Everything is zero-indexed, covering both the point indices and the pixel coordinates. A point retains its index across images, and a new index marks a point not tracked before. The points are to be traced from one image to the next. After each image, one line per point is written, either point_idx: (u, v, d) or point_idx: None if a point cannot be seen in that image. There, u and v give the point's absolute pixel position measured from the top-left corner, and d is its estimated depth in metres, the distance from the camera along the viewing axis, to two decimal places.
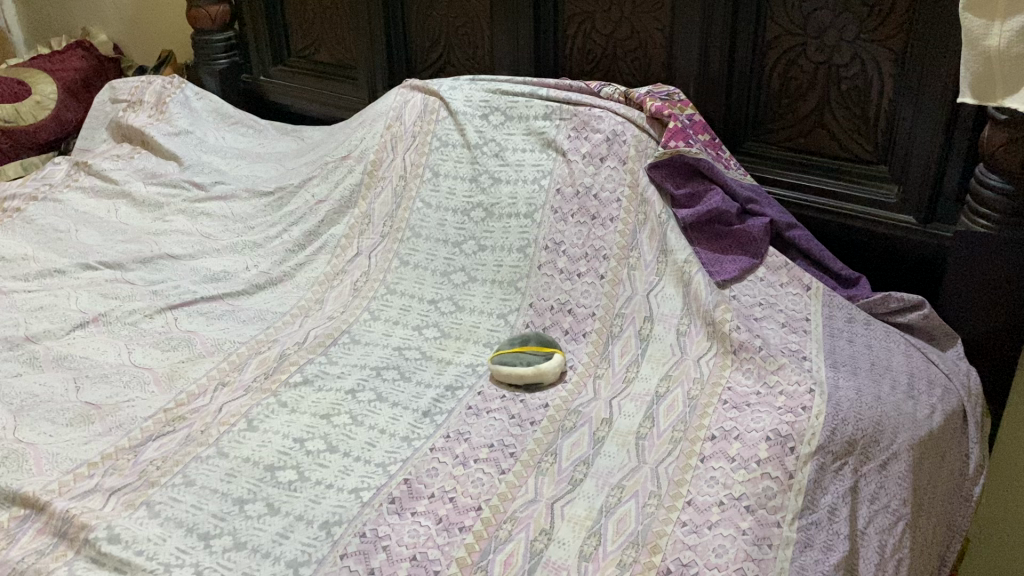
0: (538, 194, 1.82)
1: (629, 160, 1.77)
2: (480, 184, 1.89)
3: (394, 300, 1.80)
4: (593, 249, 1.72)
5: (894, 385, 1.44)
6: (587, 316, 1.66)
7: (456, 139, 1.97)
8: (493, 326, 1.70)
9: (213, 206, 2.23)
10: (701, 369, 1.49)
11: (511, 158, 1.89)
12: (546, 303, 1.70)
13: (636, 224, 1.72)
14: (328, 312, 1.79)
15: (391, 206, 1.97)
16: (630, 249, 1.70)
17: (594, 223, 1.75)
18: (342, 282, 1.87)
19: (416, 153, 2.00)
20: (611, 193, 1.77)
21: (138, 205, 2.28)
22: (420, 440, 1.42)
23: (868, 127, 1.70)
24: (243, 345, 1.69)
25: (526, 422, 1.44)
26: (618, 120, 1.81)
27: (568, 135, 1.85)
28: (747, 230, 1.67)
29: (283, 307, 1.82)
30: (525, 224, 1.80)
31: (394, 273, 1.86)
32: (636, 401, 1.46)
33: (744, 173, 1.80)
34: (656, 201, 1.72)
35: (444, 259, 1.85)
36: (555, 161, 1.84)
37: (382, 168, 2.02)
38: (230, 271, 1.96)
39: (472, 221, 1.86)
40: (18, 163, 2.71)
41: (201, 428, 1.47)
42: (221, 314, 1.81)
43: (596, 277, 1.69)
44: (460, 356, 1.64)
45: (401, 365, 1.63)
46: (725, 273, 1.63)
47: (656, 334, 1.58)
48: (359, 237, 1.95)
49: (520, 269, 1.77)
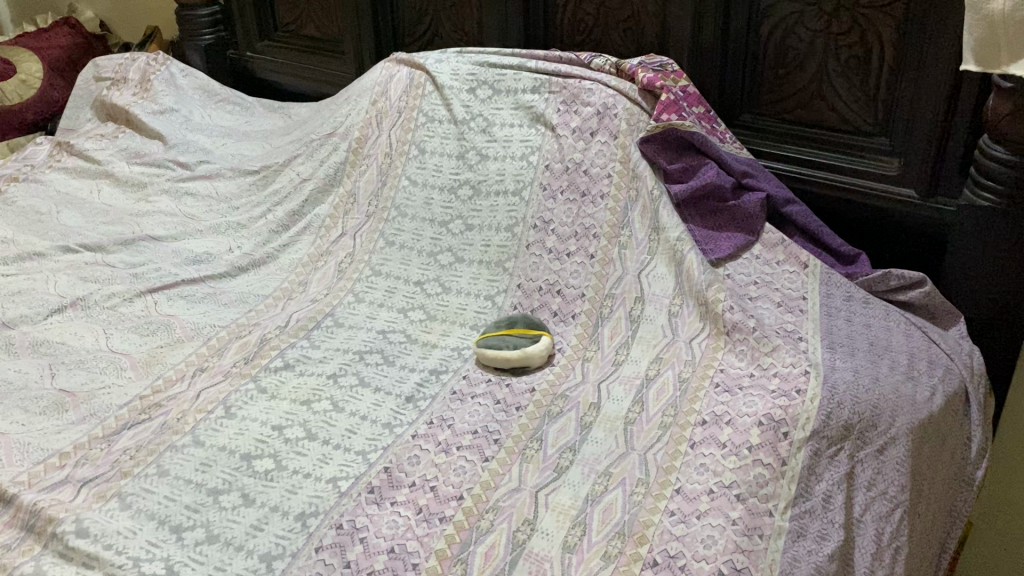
0: (527, 171, 1.76)
1: (620, 135, 1.71)
2: (468, 161, 1.84)
3: (379, 282, 1.75)
4: (583, 228, 1.67)
5: (893, 366, 1.38)
6: (576, 297, 1.61)
7: (442, 115, 1.91)
8: (480, 308, 1.66)
9: (197, 185, 2.18)
10: (692, 351, 1.44)
11: (500, 133, 1.83)
12: (534, 284, 1.65)
13: (627, 200, 1.67)
14: (311, 294, 1.75)
15: (377, 184, 1.91)
16: (621, 227, 1.65)
17: (584, 200, 1.69)
18: (326, 263, 1.82)
19: (402, 129, 1.94)
20: (601, 169, 1.71)
21: (121, 185, 2.23)
22: (402, 426, 1.37)
23: (868, 98, 1.64)
24: (223, 329, 1.65)
25: (511, 407, 1.40)
26: (609, 93, 1.75)
27: (558, 109, 1.79)
28: (742, 206, 1.62)
29: (267, 289, 1.77)
30: (513, 202, 1.75)
31: (380, 254, 1.81)
32: (625, 385, 1.41)
33: (739, 145, 1.74)
34: (648, 177, 1.66)
35: (430, 239, 1.80)
36: (544, 136, 1.78)
37: (368, 145, 1.97)
38: (213, 252, 1.92)
39: (459, 200, 1.81)
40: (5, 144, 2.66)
41: (177, 415, 1.42)
42: (202, 297, 1.76)
43: (586, 256, 1.64)
44: (445, 340, 1.60)
45: (384, 348, 1.58)
46: (720, 251, 1.58)
47: (647, 315, 1.53)
48: (345, 217, 1.90)
49: (508, 248, 1.71)
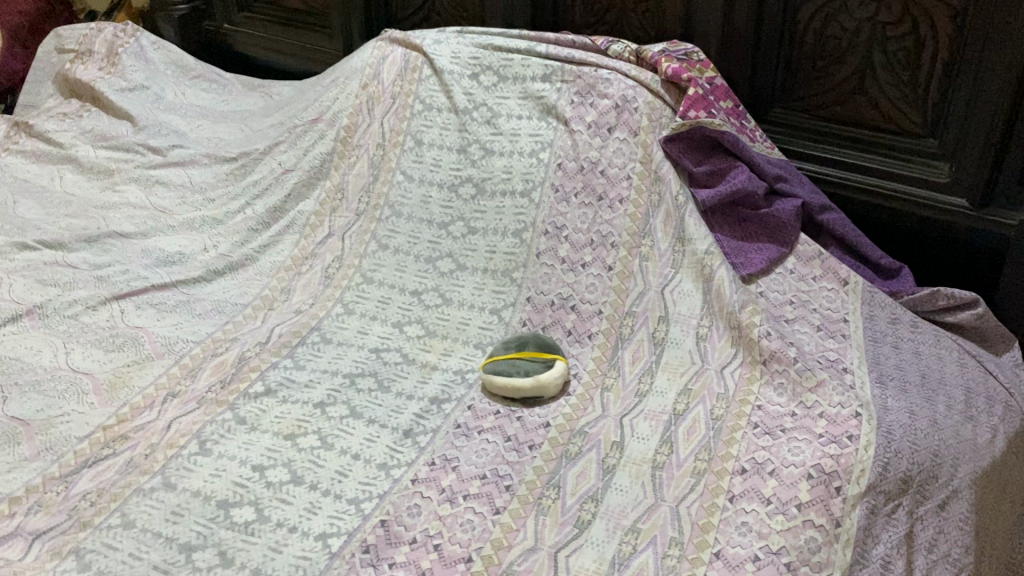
0: (536, 169, 1.59)
1: (641, 132, 1.55)
2: (470, 156, 1.66)
3: (372, 291, 1.58)
4: (599, 235, 1.51)
5: (950, 404, 1.24)
6: (593, 314, 1.45)
7: (441, 103, 1.73)
8: (484, 324, 1.50)
9: (170, 174, 1.99)
10: (725, 382, 1.29)
11: (506, 126, 1.65)
12: (545, 297, 1.49)
13: (648, 206, 1.50)
14: (295, 305, 1.58)
15: (368, 178, 1.73)
16: (642, 236, 1.48)
17: (600, 205, 1.53)
18: (313, 267, 1.65)
19: (397, 117, 1.76)
20: (620, 169, 1.54)
21: (86, 172, 2.03)
22: (401, 469, 1.22)
23: (916, 95, 1.48)
24: (197, 345, 1.48)
25: (523, 446, 1.25)
26: (629, 84, 1.58)
27: (571, 100, 1.61)
28: (776, 214, 1.46)
29: (247, 297, 1.60)
30: (521, 204, 1.58)
31: (372, 259, 1.63)
32: (651, 421, 1.26)
33: (771, 146, 1.58)
34: (673, 180, 1.50)
35: (428, 243, 1.63)
36: (556, 130, 1.60)
37: (358, 134, 1.78)
38: (187, 252, 1.74)
39: (460, 199, 1.64)
40: None
41: (145, 451, 1.26)
42: (174, 306, 1.59)
43: (603, 268, 1.48)
44: (446, 361, 1.44)
45: (379, 371, 1.42)
46: (752, 265, 1.43)
47: (671, 338, 1.38)
48: (332, 214, 1.72)
49: (515, 255, 1.55)
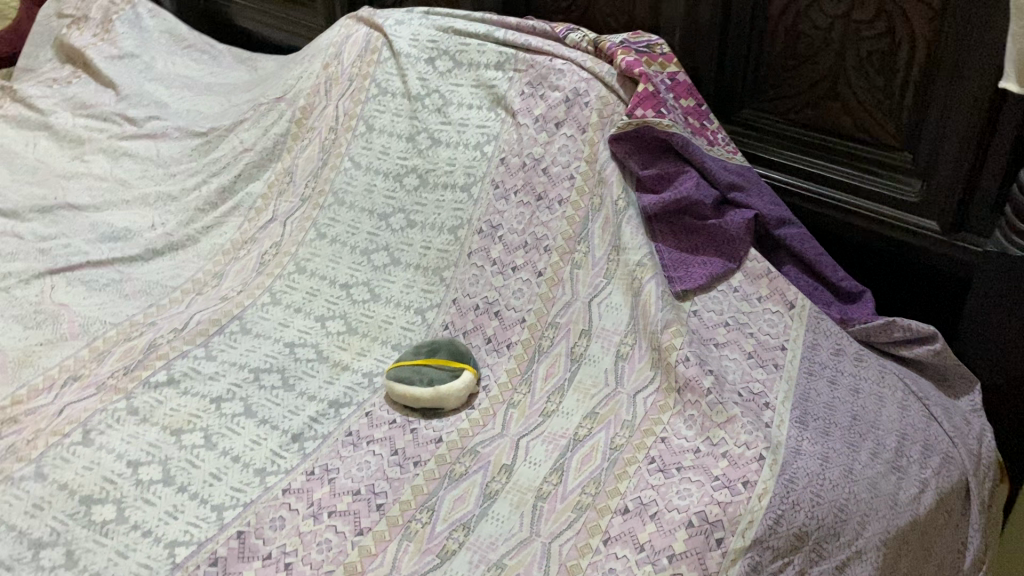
0: (479, 163, 1.51)
1: (589, 128, 1.44)
2: (417, 145, 1.58)
3: (302, 281, 1.53)
4: (533, 238, 1.41)
5: (876, 452, 1.12)
6: (515, 323, 1.36)
7: (396, 87, 1.65)
8: (406, 325, 1.42)
9: (139, 146, 1.97)
10: (635, 409, 1.19)
11: (455, 114, 1.57)
12: (470, 300, 1.41)
13: (588, 210, 1.40)
14: (223, 291, 1.52)
15: (317, 162, 1.67)
16: (578, 241, 1.38)
17: (539, 205, 1.43)
18: (249, 252, 1.59)
19: (351, 100, 1.69)
20: (563, 168, 1.44)
21: (60, 140, 2.02)
22: (276, 477, 1.16)
23: (891, 103, 1.33)
24: (114, 328, 1.45)
25: (408, 461, 1.17)
26: (582, 76, 1.47)
27: (522, 91, 1.52)
28: (723, 226, 1.34)
29: (178, 280, 1.56)
30: (460, 199, 1.50)
31: (308, 247, 1.57)
32: (548, 444, 1.17)
33: (733, 151, 1.45)
34: (616, 183, 1.39)
35: (366, 234, 1.56)
36: (502, 122, 1.52)
37: (313, 115, 1.72)
38: (133, 229, 1.71)
39: (403, 190, 1.57)
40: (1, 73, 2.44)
41: (28, 437, 1.23)
42: (105, 284, 1.56)
43: (533, 274, 1.39)
44: (359, 361, 1.37)
45: (287, 368, 1.36)
46: (689, 281, 1.31)
47: (590, 354, 1.28)
48: (278, 198, 1.66)
49: (448, 253, 1.47)
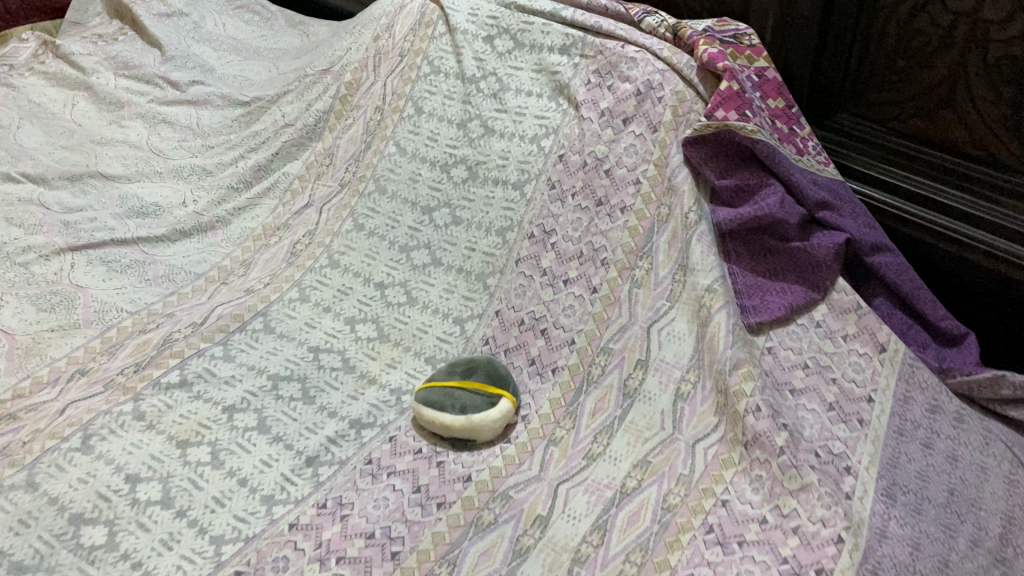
0: (534, 158, 1.35)
1: (661, 127, 1.27)
2: (468, 133, 1.44)
3: (334, 277, 1.40)
4: (590, 248, 1.26)
5: (976, 540, 0.95)
6: (563, 344, 1.21)
7: (450, 66, 1.50)
8: (442, 335, 1.29)
9: (179, 113, 1.85)
10: (693, 461, 1.03)
11: (512, 101, 1.41)
12: (515, 314, 1.26)
13: (654, 220, 1.24)
14: (249, 282, 1.40)
15: (360, 145, 1.53)
16: (640, 256, 1.22)
17: (598, 211, 1.27)
18: (281, 240, 1.47)
19: (401, 78, 1.54)
20: (629, 170, 1.28)
21: (99, 102, 1.91)
22: (284, 507, 1.04)
23: (1019, 119, 1.14)
24: (130, 317, 1.34)
25: (431, 502, 1.04)
26: (657, 67, 1.30)
27: (588, 80, 1.35)
28: (809, 250, 1.17)
29: (204, 267, 1.45)
30: (512, 198, 1.35)
31: (343, 239, 1.44)
32: (591, 496, 1.02)
33: (824, 162, 1.27)
34: (687, 194, 1.22)
35: (406, 229, 1.42)
36: (564, 113, 1.36)
37: (359, 92, 1.58)
38: (163, 205, 1.60)
39: (450, 182, 1.42)
40: (52, 23, 2.33)
41: (25, 438, 1.12)
42: (127, 266, 1.45)
43: (586, 289, 1.23)
44: (388, 375, 1.24)
45: (308, 376, 1.24)
46: (765, 312, 1.15)
47: (646, 389, 1.12)
48: (315, 181, 1.53)
49: (494, 258, 1.33)
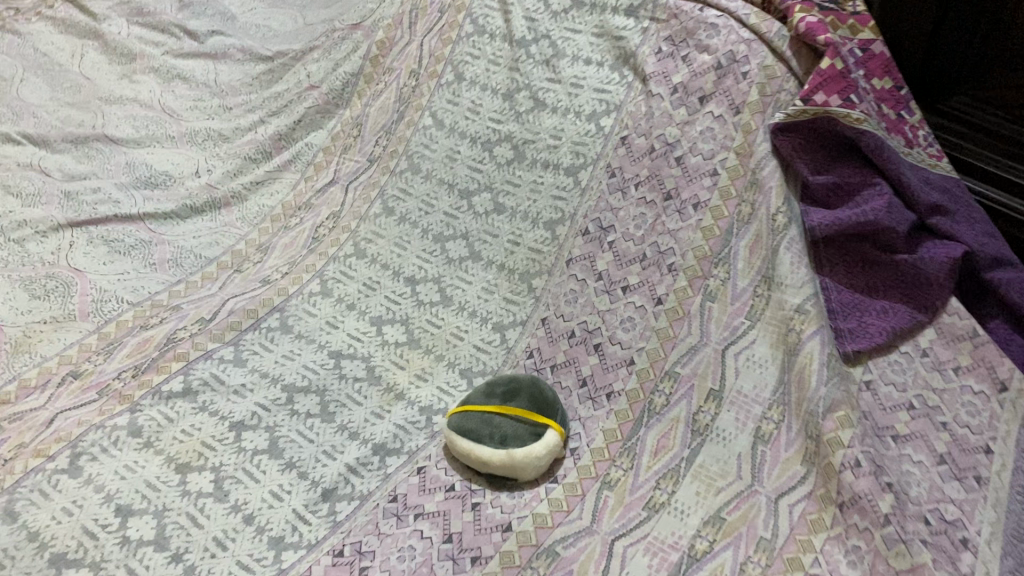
0: (592, 140, 1.17)
1: (745, 109, 1.08)
2: (515, 105, 1.26)
3: (360, 268, 1.24)
4: (655, 251, 1.08)
5: None
6: (621, 364, 1.04)
7: (497, 26, 1.31)
8: (480, 344, 1.13)
9: (195, 67, 1.67)
10: (776, 521, 0.87)
11: (567, 71, 1.22)
12: (564, 325, 1.10)
13: (733, 221, 1.06)
14: (266, 271, 1.25)
15: (392, 114, 1.36)
16: (714, 263, 1.05)
17: (666, 207, 1.09)
18: (302, 222, 1.30)
19: (440, 38, 1.36)
20: (704, 159, 1.09)
21: (109, 53, 1.73)
22: (295, 554, 0.90)
23: None
24: (132, 310, 1.19)
25: (465, 554, 0.89)
26: (743, 36, 1.10)
27: (658, 49, 1.16)
28: (918, 266, 0.98)
29: (216, 250, 1.29)
30: (564, 185, 1.18)
31: (371, 224, 1.28)
32: (653, 557, 0.87)
33: (938, 155, 1.08)
34: (774, 192, 1.04)
35: (442, 216, 1.26)
36: (629, 87, 1.17)
37: (391, 53, 1.40)
38: (175, 175, 1.44)
39: (493, 163, 1.25)
40: None
41: (6, 455, 0.98)
42: (132, 247, 1.29)
43: (649, 299, 1.06)
44: (417, 390, 1.09)
45: (327, 388, 1.09)
46: (864, 337, 0.97)
47: (718, 427, 0.96)
48: (342, 155, 1.36)
49: (542, 256, 1.16)
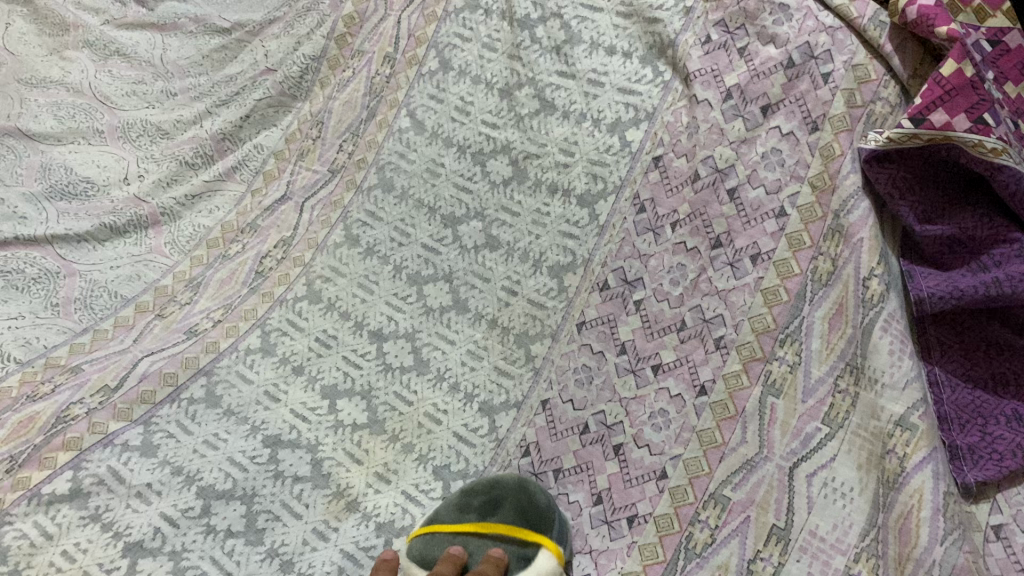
0: (614, 159, 0.90)
1: (826, 125, 0.79)
2: (515, 106, 0.97)
3: (312, 317, 0.96)
4: (698, 317, 0.81)
5: None
6: (649, 477, 0.77)
7: (494, 0, 1.03)
8: (463, 432, 0.85)
9: (139, 40, 1.35)
10: None
11: (583, 62, 0.94)
12: (574, 415, 0.82)
13: (807, 281, 0.77)
14: (195, 317, 0.98)
15: (362, 110, 1.08)
16: (780, 342, 0.76)
17: (713, 257, 0.82)
18: (244, 249, 1.03)
19: (423, 14, 1.08)
20: (768, 194, 0.81)
21: (40, 23, 1.38)
22: None
23: None
24: (19, 372, 0.93)
25: None
26: (824, 22, 0.82)
27: (705, 38, 0.88)
28: None
29: (137, 287, 1.02)
30: (578, 218, 0.90)
31: (329, 256, 1.00)
32: None
33: None
34: (867, 247, 0.75)
35: (420, 250, 0.97)
36: (665, 88, 0.89)
37: (363, 31, 1.12)
38: (98, 184, 1.16)
39: (486, 181, 0.97)
40: None
41: None
42: (32, 281, 1.00)
43: (689, 386, 0.79)
44: (376, 497, 0.83)
45: (257, 493, 0.83)
46: (992, 464, 0.69)
47: None
48: (298, 162, 1.08)
49: (546, 312, 0.88)
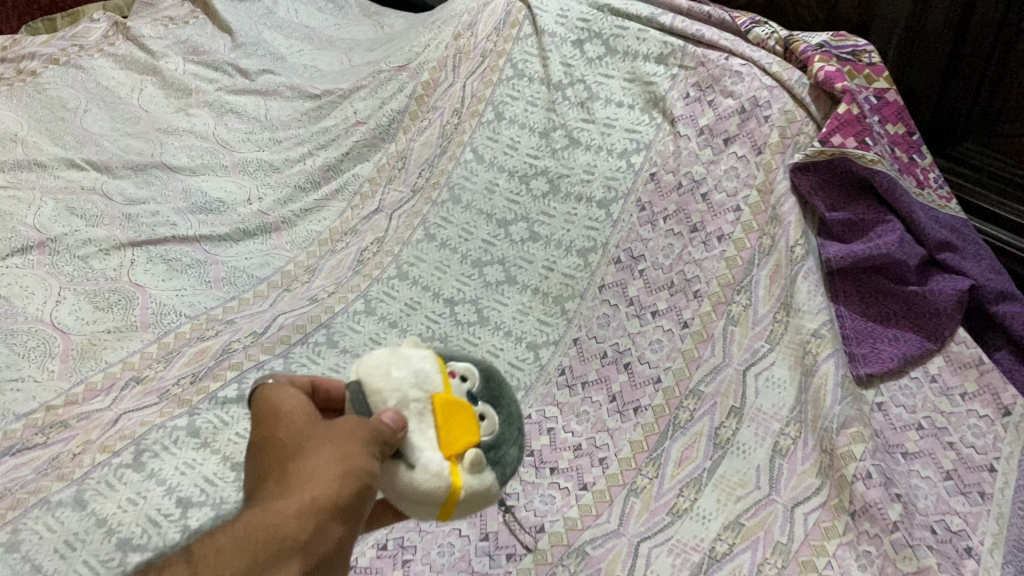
0: (623, 175, 1.28)
1: (767, 149, 1.18)
2: (551, 143, 1.37)
3: (401, 289, 1.31)
4: (681, 278, 1.17)
5: None
6: (648, 382, 1.11)
7: (535, 71, 1.44)
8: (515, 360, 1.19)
9: (247, 103, 1.73)
10: (793, 528, 0.93)
11: (601, 112, 1.34)
12: (597, 346, 1.17)
13: (755, 252, 1.14)
14: (314, 290, 1.33)
15: (435, 148, 1.46)
16: (737, 291, 1.12)
17: (692, 238, 1.18)
18: (348, 245, 1.39)
19: (481, 81, 1.48)
20: (728, 196, 1.18)
21: (167, 88, 1.77)
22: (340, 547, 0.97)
23: None
24: (189, 323, 1.27)
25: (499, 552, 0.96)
26: (765, 83, 1.21)
27: (686, 94, 1.27)
28: (926, 296, 1.06)
29: (267, 271, 1.37)
30: (596, 216, 1.27)
31: (413, 249, 1.36)
32: (677, 558, 0.93)
33: (946, 197, 1.16)
34: (794, 226, 1.11)
35: (481, 243, 1.34)
36: (658, 128, 1.28)
37: (436, 92, 1.51)
38: (228, 202, 1.51)
39: (530, 194, 1.35)
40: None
41: (75, 451, 1.06)
42: (188, 266, 1.36)
43: (676, 323, 1.14)
44: None
45: None
46: (876, 362, 1.04)
47: (740, 441, 1.02)
48: (387, 185, 1.46)
49: (574, 280, 1.24)
